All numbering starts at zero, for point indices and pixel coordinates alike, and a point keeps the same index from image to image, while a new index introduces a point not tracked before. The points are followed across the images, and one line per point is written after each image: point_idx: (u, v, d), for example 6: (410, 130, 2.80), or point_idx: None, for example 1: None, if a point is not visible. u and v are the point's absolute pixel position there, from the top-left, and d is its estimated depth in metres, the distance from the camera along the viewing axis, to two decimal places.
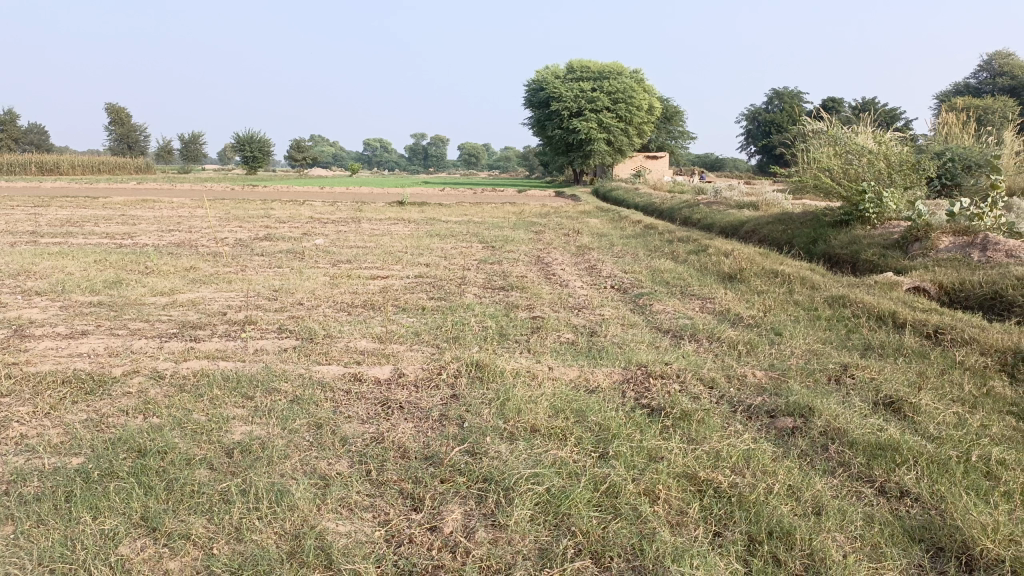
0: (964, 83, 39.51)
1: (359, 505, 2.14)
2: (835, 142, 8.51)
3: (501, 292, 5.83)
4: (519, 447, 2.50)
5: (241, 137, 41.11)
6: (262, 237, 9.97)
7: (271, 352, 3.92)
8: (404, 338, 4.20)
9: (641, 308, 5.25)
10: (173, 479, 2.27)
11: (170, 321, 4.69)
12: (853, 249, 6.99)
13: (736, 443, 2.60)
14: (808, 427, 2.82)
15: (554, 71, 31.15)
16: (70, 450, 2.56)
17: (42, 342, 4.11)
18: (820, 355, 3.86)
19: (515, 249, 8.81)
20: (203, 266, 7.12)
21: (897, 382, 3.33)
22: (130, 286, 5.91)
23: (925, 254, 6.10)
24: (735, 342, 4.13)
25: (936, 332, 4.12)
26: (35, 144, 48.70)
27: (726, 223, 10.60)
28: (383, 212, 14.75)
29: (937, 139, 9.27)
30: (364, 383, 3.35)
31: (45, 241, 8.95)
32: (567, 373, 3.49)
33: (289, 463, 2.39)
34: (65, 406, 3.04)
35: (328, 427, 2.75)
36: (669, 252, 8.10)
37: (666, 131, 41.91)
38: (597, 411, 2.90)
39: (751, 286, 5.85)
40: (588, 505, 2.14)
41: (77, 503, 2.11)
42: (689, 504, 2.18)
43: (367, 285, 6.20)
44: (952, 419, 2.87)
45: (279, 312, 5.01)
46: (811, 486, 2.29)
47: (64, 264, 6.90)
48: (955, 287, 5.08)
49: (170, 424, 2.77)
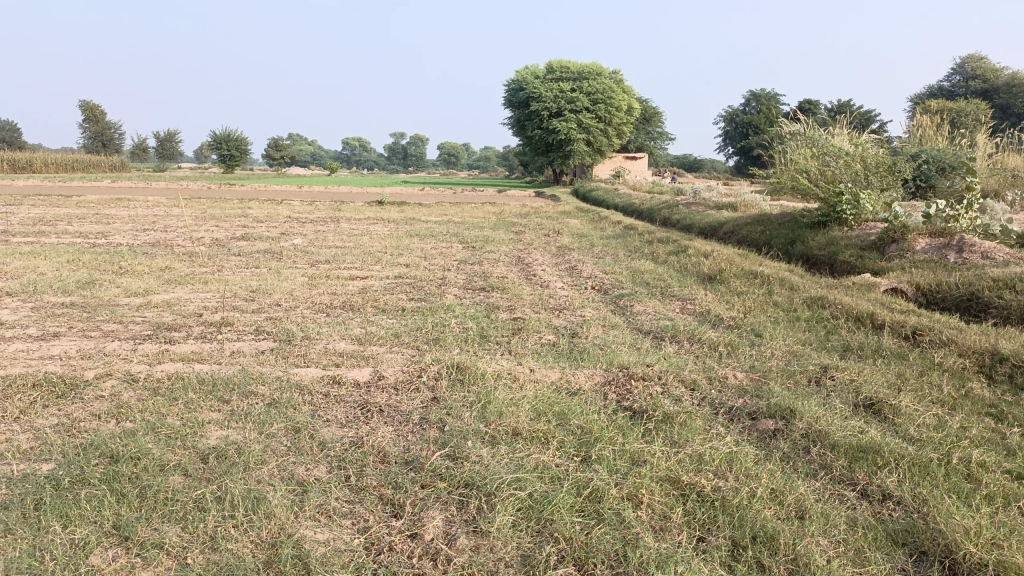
0: (938, 87, 39.96)
1: (338, 511, 2.10)
2: (813, 143, 8.56)
3: (481, 293, 5.80)
4: (501, 452, 2.48)
5: (217, 134, 40.64)
6: (239, 237, 9.86)
7: (248, 354, 3.86)
8: (384, 340, 4.16)
9: (621, 309, 5.24)
10: (146, 486, 2.21)
11: (144, 322, 4.61)
12: (831, 250, 7.03)
13: (718, 446, 2.59)
14: (789, 429, 2.81)
15: (534, 71, 31.15)
16: (40, 456, 2.49)
17: (12, 344, 4.02)
18: (800, 357, 3.87)
19: (496, 250, 8.78)
20: (178, 266, 7.01)
21: (877, 384, 3.34)
22: (104, 286, 5.81)
23: (902, 255, 6.15)
24: (716, 343, 4.13)
25: (914, 333, 4.14)
26: (7, 141, 47.94)
27: (705, 224, 10.65)
28: (362, 212, 14.64)
29: (913, 142, 9.37)
30: (343, 386, 3.30)
31: (16, 240, 8.80)
32: (549, 375, 3.46)
33: (266, 469, 2.34)
34: (35, 411, 2.96)
35: (307, 431, 2.71)
36: (649, 253, 8.12)
37: (645, 131, 42.06)
38: (579, 414, 2.87)
39: (731, 287, 5.87)
40: (570, 510, 2.12)
41: (47, 512, 2.05)
42: (673, 508, 2.17)
43: (346, 285, 6.14)
44: (932, 421, 2.89)
45: (257, 313, 4.94)
46: (794, 489, 2.28)
47: (35, 265, 6.77)
48: (932, 288, 5.12)
49: (144, 429, 2.71)
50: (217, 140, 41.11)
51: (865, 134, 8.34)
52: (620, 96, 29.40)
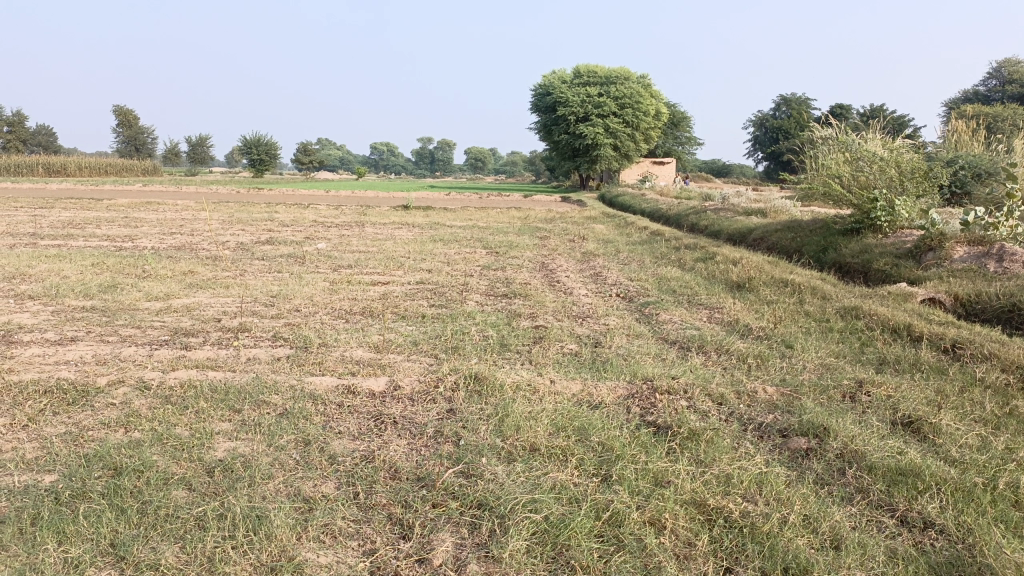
0: (973, 91, 39.16)
1: (344, 532, 2.00)
2: (846, 148, 8.35)
3: (503, 300, 5.69)
4: (517, 469, 2.36)
5: (247, 138, 40.87)
6: (263, 241, 9.86)
7: (263, 361, 3.78)
8: (402, 348, 4.07)
9: (646, 317, 5.11)
10: (148, 502, 2.13)
11: (162, 327, 4.56)
12: (865, 258, 6.83)
13: (746, 467, 2.45)
14: (823, 449, 2.67)
15: (560, 76, 31.06)
16: (43, 467, 2.42)
17: (29, 348, 3.98)
18: (833, 370, 3.71)
19: (519, 256, 8.66)
20: (202, 270, 6.98)
21: (916, 400, 3.17)
22: (126, 290, 5.79)
23: (939, 264, 5.94)
24: (745, 354, 3.97)
25: (954, 346, 3.96)
26: (44, 145, 48.95)
27: (734, 230, 10.45)
28: (388, 217, 14.64)
29: (947, 146, 9.10)
30: (357, 396, 3.21)
31: (45, 243, 8.88)
32: (569, 387, 3.34)
33: (272, 485, 2.25)
34: (44, 418, 2.90)
35: (317, 443, 2.61)
36: (676, 260, 7.96)
37: (673, 136, 41.81)
38: (600, 430, 2.75)
39: (760, 295, 5.70)
40: (588, 535, 2.00)
41: (43, 529, 1.97)
42: (698, 535, 2.04)
43: (367, 291, 6.06)
44: (976, 442, 2.72)
45: (276, 319, 4.87)
46: (829, 515, 2.14)
47: (60, 268, 6.79)
48: (971, 299, 4.92)
49: (151, 439, 2.63)
50: (246, 144, 41.46)
51: (900, 139, 8.11)
52: (648, 101, 29.21)
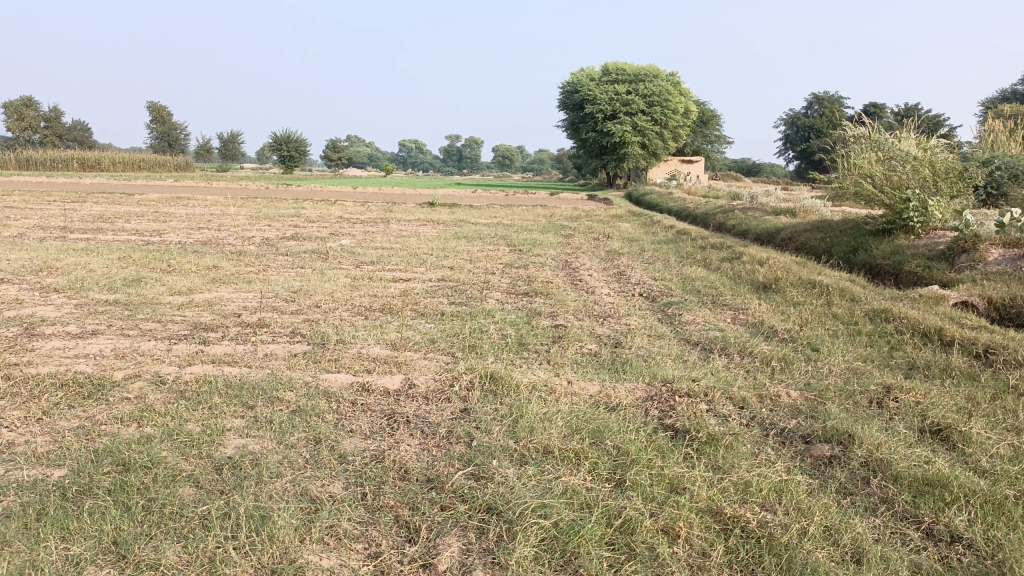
0: (1012, 90, 38.23)
1: (349, 534, 1.96)
2: (878, 147, 8.15)
3: (525, 298, 5.64)
4: (529, 473, 2.31)
5: (278, 136, 41.14)
6: (289, 236, 9.90)
7: (280, 357, 3.76)
8: (420, 346, 4.02)
9: (669, 317, 5.02)
10: (154, 499, 2.11)
11: (182, 322, 4.57)
12: (896, 260, 6.67)
13: (766, 474, 2.37)
14: (847, 457, 2.58)
15: (589, 73, 30.85)
16: (53, 461, 2.41)
17: (50, 341, 4.01)
18: (860, 374, 3.60)
19: (543, 254, 8.59)
20: (226, 265, 7.01)
21: (946, 407, 3.06)
22: (150, 284, 5.82)
23: (973, 266, 5.78)
24: (768, 357, 3.88)
25: (986, 351, 3.83)
26: (80, 141, 49.84)
27: (762, 230, 10.28)
28: (413, 214, 14.65)
29: (984, 146, 8.85)
30: (371, 394, 3.18)
31: (74, 237, 9.00)
32: (587, 388, 3.27)
33: (279, 484, 2.22)
34: (58, 412, 2.89)
35: (327, 442, 2.58)
36: (702, 259, 7.84)
37: (703, 135, 41.42)
38: (615, 433, 2.68)
39: (787, 296, 5.58)
40: (599, 543, 1.94)
41: (47, 525, 1.95)
42: (713, 545, 1.97)
43: (388, 287, 6.05)
44: (1008, 451, 2.61)
45: (295, 315, 4.87)
46: (851, 528, 2.05)
47: (87, 261, 6.85)
48: (1005, 303, 4.78)
49: (161, 435, 2.61)
50: (276, 141, 41.75)
51: (934, 137, 7.90)
52: (676, 100, 28.96)
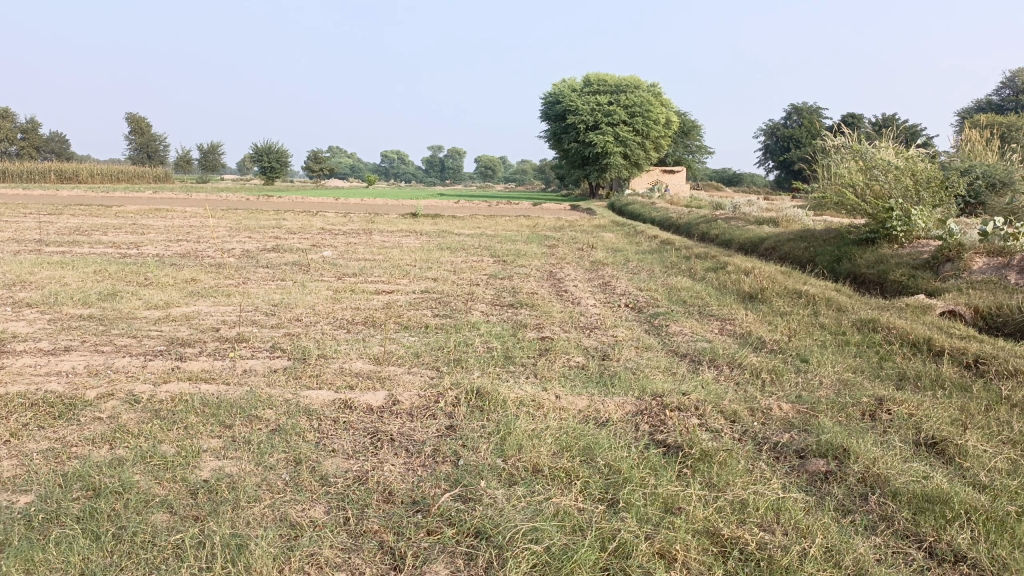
0: (986, 100, 38.84)
1: (331, 562, 1.87)
2: (860, 156, 8.16)
3: (510, 309, 5.57)
4: (518, 494, 2.22)
5: (257, 145, 40.71)
6: (270, 248, 9.78)
7: (259, 374, 3.65)
8: (403, 360, 3.94)
9: (656, 328, 4.96)
10: (126, 526, 2.01)
11: (158, 337, 4.44)
12: (880, 269, 6.65)
13: (763, 492, 2.30)
14: (843, 472, 2.52)
15: (571, 84, 30.88)
16: (20, 486, 2.30)
17: (21, 359, 3.88)
18: (851, 386, 3.56)
19: (527, 264, 8.53)
20: (204, 278, 6.87)
21: (939, 420, 3.01)
22: (125, 298, 5.68)
23: (958, 275, 5.78)
24: (758, 369, 3.82)
25: (976, 361, 3.80)
26: (58, 152, 49.34)
27: (746, 240, 10.28)
28: (396, 224, 14.54)
29: (963, 155, 8.91)
30: (353, 411, 3.08)
31: (49, 250, 8.83)
32: (575, 403, 3.20)
33: (257, 508, 2.12)
34: (27, 433, 2.78)
35: (309, 463, 2.48)
36: (686, 269, 7.81)
37: (683, 145, 41.68)
38: (606, 450, 2.60)
39: (773, 306, 5.55)
40: (593, 569, 1.86)
41: (10, 557, 1.85)
42: (711, 568, 1.90)
43: (370, 300, 5.95)
44: (1005, 465, 2.56)
45: (275, 329, 4.76)
46: (853, 548, 1.99)
47: (62, 275, 6.69)
48: (991, 312, 4.77)
49: (134, 457, 2.50)
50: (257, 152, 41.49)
51: (915, 147, 7.93)
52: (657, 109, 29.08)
